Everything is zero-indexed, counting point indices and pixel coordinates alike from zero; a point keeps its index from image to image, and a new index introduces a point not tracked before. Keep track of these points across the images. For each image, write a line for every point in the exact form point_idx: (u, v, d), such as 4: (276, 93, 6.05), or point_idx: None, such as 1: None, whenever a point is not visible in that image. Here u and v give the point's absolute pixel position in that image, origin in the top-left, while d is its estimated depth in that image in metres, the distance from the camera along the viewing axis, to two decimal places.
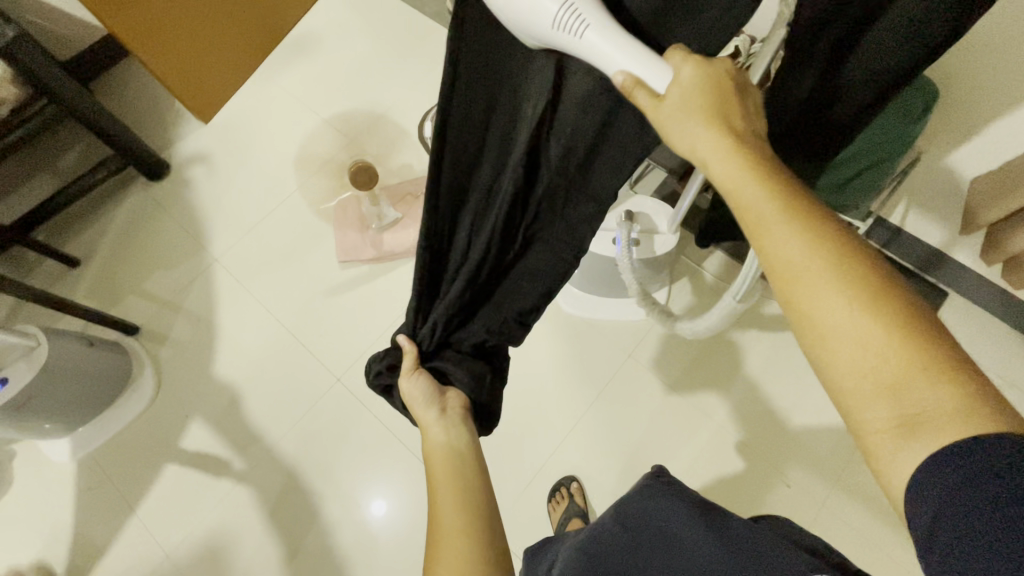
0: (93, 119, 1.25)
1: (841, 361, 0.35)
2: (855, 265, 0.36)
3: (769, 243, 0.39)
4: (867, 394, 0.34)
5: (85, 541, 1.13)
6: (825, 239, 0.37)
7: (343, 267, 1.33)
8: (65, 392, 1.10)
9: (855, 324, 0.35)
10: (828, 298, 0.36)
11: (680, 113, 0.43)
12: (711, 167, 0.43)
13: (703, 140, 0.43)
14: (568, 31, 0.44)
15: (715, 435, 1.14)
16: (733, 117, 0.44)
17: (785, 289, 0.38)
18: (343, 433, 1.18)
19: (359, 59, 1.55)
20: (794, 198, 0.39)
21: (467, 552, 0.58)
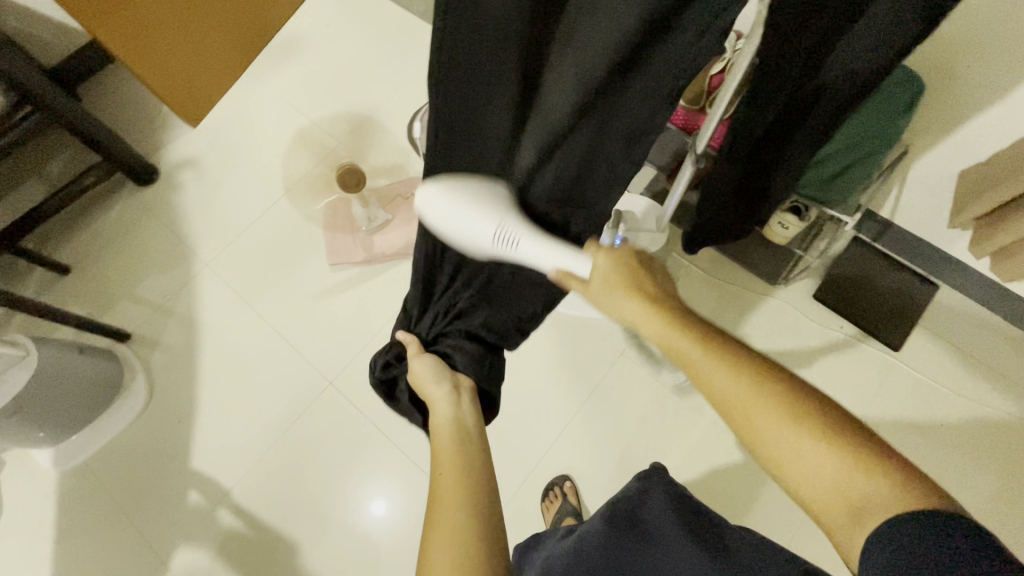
0: (79, 125, 1.25)
1: (791, 468, 0.45)
2: (774, 391, 0.47)
3: (708, 387, 0.50)
4: (820, 494, 0.44)
5: (80, 547, 1.13)
6: (750, 373, 0.49)
7: (333, 270, 1.32)
8: (57, 400, 1.10)
9: (793, 439, 0.45)
10: (765, 422, 0.47)
11: (613, 290, 0.56)
12: (643, 327, 0.55)
13: (626, 304, 0.56)
14: (504, 249, 0.58)
15: (707, 432, 1.14)
16: (645, 281, 0.57)
17: (731, 418, 0.49)
18: (338, 437, 1.18)
19: (347, 60, 1.55)
20: (713, 342, 0.51)
21: (464, 522, 0.54)
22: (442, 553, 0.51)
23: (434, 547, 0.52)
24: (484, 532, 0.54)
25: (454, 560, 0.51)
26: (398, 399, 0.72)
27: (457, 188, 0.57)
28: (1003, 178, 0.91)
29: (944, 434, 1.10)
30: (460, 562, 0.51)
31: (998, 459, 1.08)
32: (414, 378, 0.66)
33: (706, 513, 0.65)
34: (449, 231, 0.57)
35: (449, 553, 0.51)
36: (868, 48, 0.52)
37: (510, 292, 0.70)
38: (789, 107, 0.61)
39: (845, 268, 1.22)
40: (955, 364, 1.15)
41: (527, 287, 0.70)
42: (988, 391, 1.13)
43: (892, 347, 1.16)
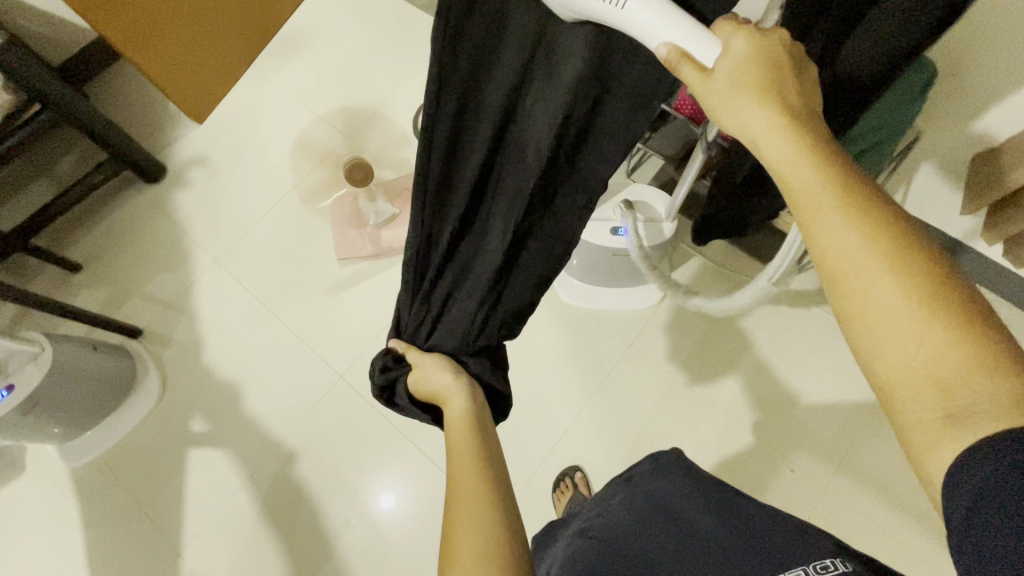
0: (86, 123, 1.25)
1: (890, 355, 0.33)
2: (914, 251, 0.33)
3: (822, 228, 0.36)
4: (917, 390, 0.32)
5: (97, 540, 1.15)
6: (884, 223, 0.34)
7: (342, 265, 1.33)
8: (72, 397, 1.11)
9: (909, 313, 0.32)
10: (881, 287, 0.33)
11: (733, 91, 0.39)
12: (759, 147, 0.39)
13: (751, 122, 0.39)
14: (604, 1, 0.41)
15: (718, 422, 1.14)
16: (791, 90, 0.39)
17: (830, 275, 0.36)
18: (351, 430, 1.19)
19: (353, 54, 1.54)
20: (851, 179, 0.36)
21: (490, 510, 0.54)
22: (469, 539, 0.52)
23: (459, 535, 0.52)
24: (506, 518, 0.54)
25: (479, 548, 0.51)
26: (396, 403, 0.73)
27: None
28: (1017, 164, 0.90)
29: None
30: (487, 543, 0.51)
31: None
32: (421, 375, 0.67)
33: (725, 490, 0.64)
34: None
35: (475, 540, 0.51)
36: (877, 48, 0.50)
37: (509, 298, 0.66)
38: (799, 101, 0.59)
39: None
40: None
41: (517, 289, 0.66)
42: None
43: None
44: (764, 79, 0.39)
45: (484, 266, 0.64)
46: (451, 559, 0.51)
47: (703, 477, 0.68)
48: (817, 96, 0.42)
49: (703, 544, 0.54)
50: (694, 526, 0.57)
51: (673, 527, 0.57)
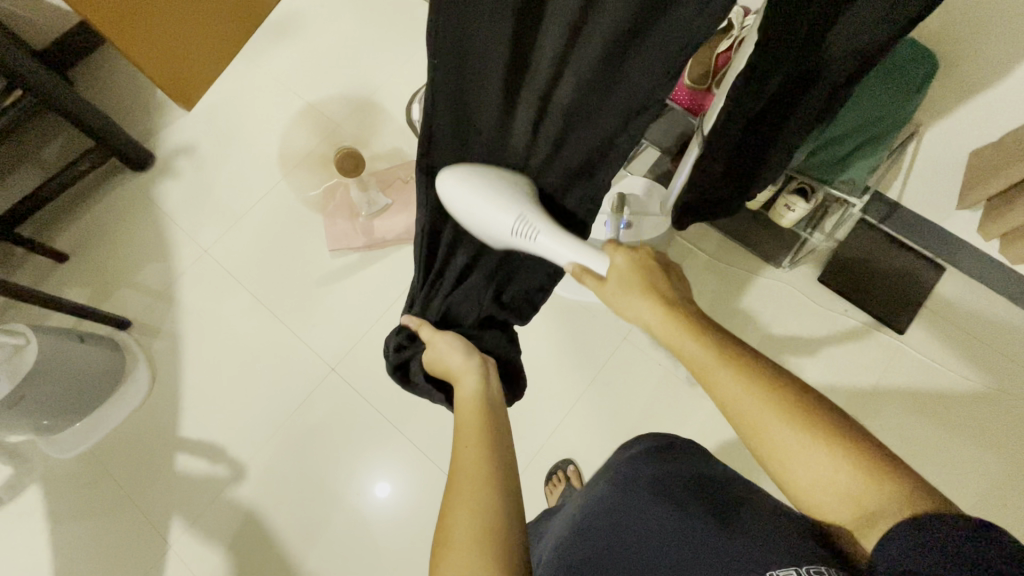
0: (72, 111, 1.22)
1: (800, 477, 0.45)
2: (780, 393, 0.47)
3: (715, 388, 0.50)
4: (828, 499, 0.44)
5: (88, 531, 1.14)
6: (757, 374, 0.48)
7: (334, 256, 1.31)
8: (59, 391, 1.09)
9: (798, 441, 0.45)
10: (773, 429, 0.46)
11: (625, 291, 0.58)
12: (654, 327, 0.56)
13: (642, 306, 0.57)
14: (522, 238, 0.61)
15: (710, 415, 1.14)
16: (661, 285, 0.58)
17: (735, 424, 0.49)
18: (344, 418, 1.19)
19: (343, 39, 1.51)
20: (727, 348, 0.51)
21: (489, 501, 0.51)
22: (469, 522, 0.49)
23: (454, 514, 0.50)
24: (504, 501, 0.52)
25: (475, 530, 0.49)
26: (410, 383, 0.74)
27: (468, 175, 0.60)
28: (1018, 156, 0.88)
29: (950, 417, 1.10)
30: (485, 533, 0.49)
31: (1001, 440, 1.08)
32: (435, 354, 0.68)
33: (715, 480, 0.59)
34: (471, 217, 0.60)
35: (469, 524, 0.49)
36: (866, 27, 0.51)
37: (522, 263, 0.72)
38: (791, 81, 0.57)
39: (851, 250, 1.21)
40: (959, 344, 1.14)
41: (535, 256, 0.71)
42: (992, 371, 1.12)
43: (898, 330, 1.15)
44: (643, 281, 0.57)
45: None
46: (443, 544, 0.49)
47: (690, 463, 0.62)
48: (681, 277, 0.62)
49: (685, 538, 0.49)
50: (670, 523, 0.51)
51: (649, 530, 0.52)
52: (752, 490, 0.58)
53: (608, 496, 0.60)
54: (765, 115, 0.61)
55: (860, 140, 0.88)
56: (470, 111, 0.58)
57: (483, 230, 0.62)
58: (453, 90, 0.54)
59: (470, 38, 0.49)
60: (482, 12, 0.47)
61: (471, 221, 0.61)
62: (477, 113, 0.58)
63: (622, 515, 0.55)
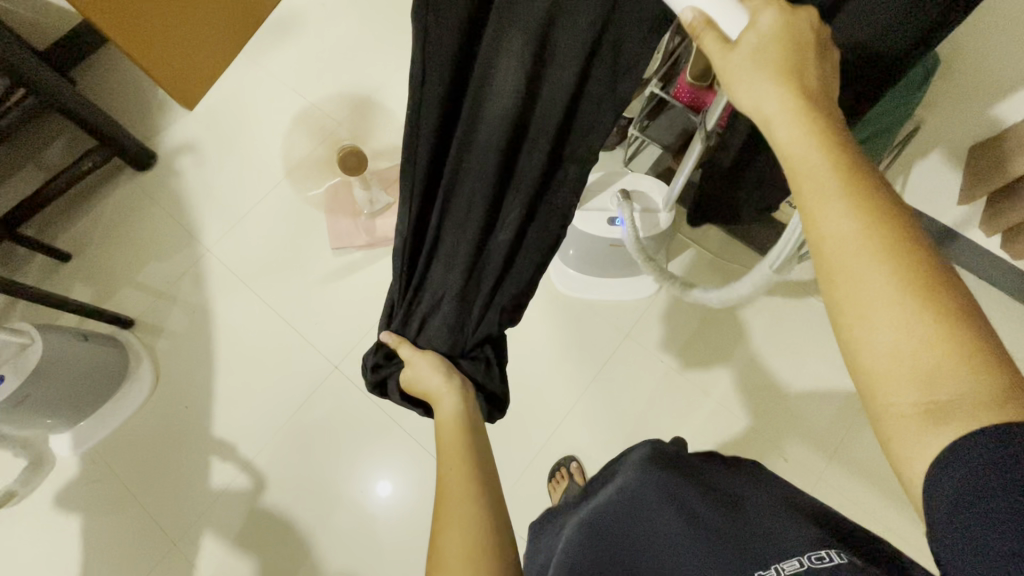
0: (76, 111, 1.23)
1: (874, 348, 0.33)
2: (915, 253, 0.33)
3: (820, 216, 0.35)
4: (899, 385, 0.32)
5: (90, 530, 1.15)
6: (882, 211, 0.34)
7: (336, 254, 1.32)
8: (64, 389, 1.10)
9: (896, 305, 0.32)
10: (871, 282, 0.33)
11: (750, 62, 0.37)
12: (766, 123, 0.38)
13: (767, 92, 0.37)
14: None
15: (712, 411, 1.14)
16: (809, 70, 0.38)
17: (826, 264, 0.35)
18: (345, 418, 1.19)
19: (344, 38, 1.52)
20: (856, 167, 0.35)
21: (477, 523, 0.54)
22: (459, 545, 0.52)
23: (446, 537, 0.53)
24: (492, 520, 0.55)
25: (468, 555, 0.51)
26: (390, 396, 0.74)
27: None
28: None
29: None
30: (475, 553, 0.52)
31: None
32: (413, 373, 0.67)
33: (720, 479, 0.60)
34: None
35: (462, 547, 0.52)
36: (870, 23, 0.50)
37: (506, 282, 0.65)
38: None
39: None
40: None
41: (519, 267, 0.65)
42: None
43: None
44: (784, 56, 0.37)
45: (475, 249, 0.63)
46: (438, 566, 0.52)
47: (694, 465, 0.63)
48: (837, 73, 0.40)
49: (686, 537, 0.50)
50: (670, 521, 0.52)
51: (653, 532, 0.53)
52: (756, 484, 0.59)
53: (614, 500, 0.60)
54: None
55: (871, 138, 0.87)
56: (457, 117, 0.55)
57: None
58: (433, 90, 0.52)
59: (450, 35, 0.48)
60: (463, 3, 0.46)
61: None
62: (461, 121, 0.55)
63: (626, 518, 0.56)
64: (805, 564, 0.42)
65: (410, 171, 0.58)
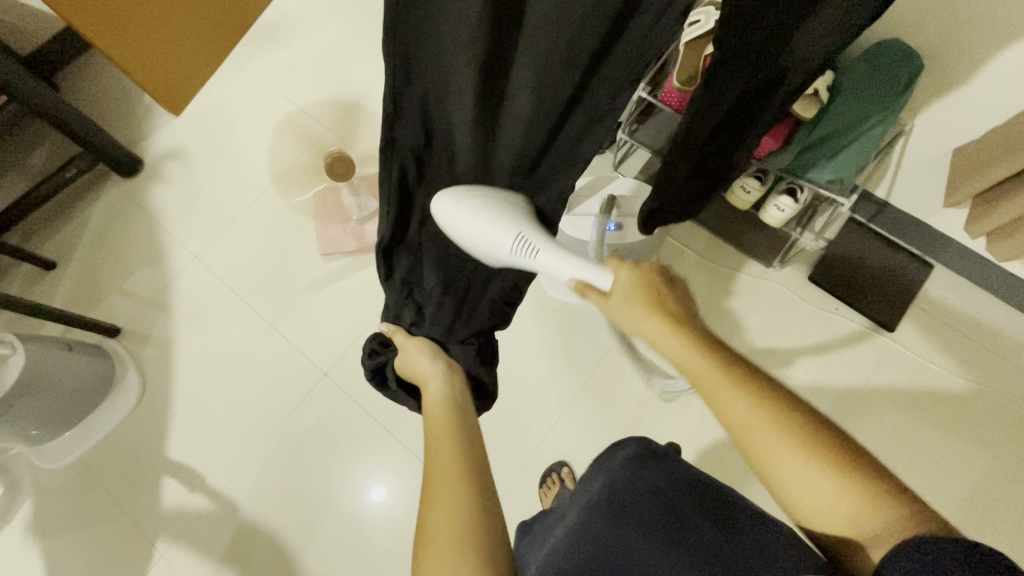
0: (60, 117, 1.21)
1: (806, 495, 0.48)
2: (793, 424, 0.49)
3: (727, 415, 0.51)
4: (829, 520, 0.48)
5: (77, 542, 1.13)
6: (766, 398, 0.50)
7: (324, 260, 1.31)
8: (48, 399, 1.08)
9: (806, 467, 0.48)
10: (780, 453, 0.49)
11: (626, 304, 0.58)
12: (659, 343, 0.56)
13: (645, 321, 0.56)
14: (520, 255, 0.63)
15: (703, 415, 1.14)
16: (668, 301, 0.57)
17: (741, 443, 0.51)
18: (336, 426, 1.18)
19: (332, 43, 1.51)
20: (731, 366, 0.52)
21: (465, 506, 0.51)
22: (447, 524, 0.50)
23: (433, 517, 0.51)
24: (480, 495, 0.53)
25: (453, 530, 0.49)
26: (388, 389, 0.74)
27: (463, 197, 0.63)
28: (1002, 153, 0.89)
29: (938, 413, 1.11)
30: (462, 534, 0.49)
31: (989, 435, 1.09)
32: (406, 359, 0.69)
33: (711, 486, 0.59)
34: (466, 237, 0.63)
35: (449, 528, 0.50)
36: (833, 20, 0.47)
37: (503, 270, 0.70)
38: (750, 84, 0.55)
39: (840, 249, 1.22)
40: (948, 341, 1.15)
41: (511, 259, 0.68)
42: (980, 366, 1.14)
43: (887, 328, 1.16)
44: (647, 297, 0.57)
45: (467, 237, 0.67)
46: (425, 549, 0.49)
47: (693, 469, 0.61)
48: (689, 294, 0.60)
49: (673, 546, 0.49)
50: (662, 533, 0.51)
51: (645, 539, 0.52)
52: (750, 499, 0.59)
53: (598, 506, 0.57)
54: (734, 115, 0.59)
55: (845, 140, 0.88)
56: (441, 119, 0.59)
57: (479, 248, 0.64)
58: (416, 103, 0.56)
59: (427, 63, 0.52)
60: (435, 35, 0.49)
61: (471, 241, 0.63)
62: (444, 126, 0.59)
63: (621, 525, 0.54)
64: None
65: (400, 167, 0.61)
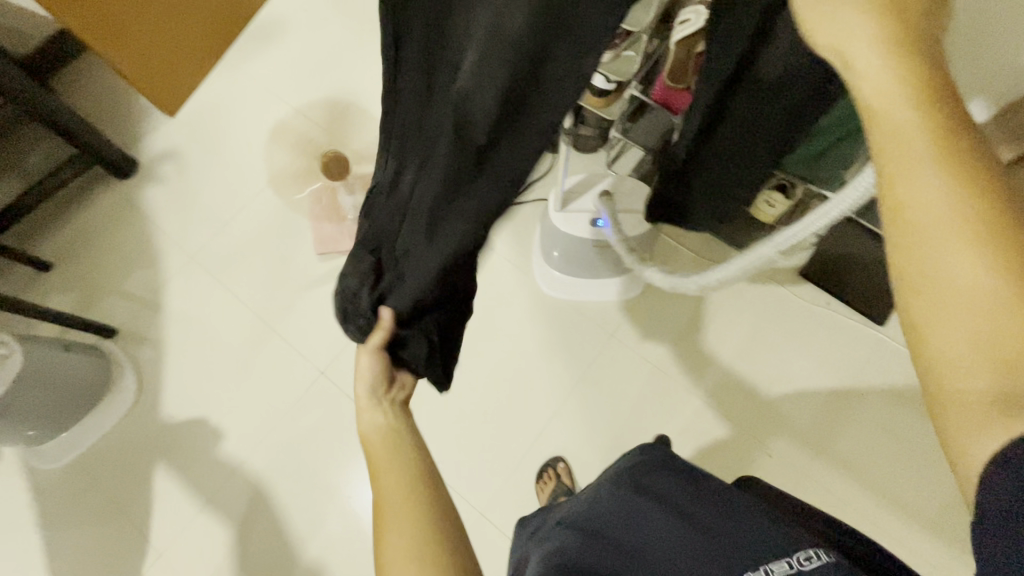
0: (54, 119, 1.21)
1: (945, 327, 0.31)
2: (1019, 248, 0.29)
3: (906, 189, 0.31)
4: (972, 370, 0.30)
5: (75, 542, 1.13)
6: (976, 184, 0.30)
7: (321, 259, 1.31)
8: (46, 400, 1.09)
9: (982, 287, 0.30)
10: (945, 252, 0.30)
11: (838, 3, 0.33)
12: (868, 64, 0.32)
13: (857, 37, 0.33)
14: None
15: (698, 409, 1.16)
16: (908, 23, 0.32)
17: (897, 232, 0.32)
18: (336, 425, 1.19)
19: (328, 44, 1.52)
20: (952, 128, 0.31)
21: (413, 527, 0.51)
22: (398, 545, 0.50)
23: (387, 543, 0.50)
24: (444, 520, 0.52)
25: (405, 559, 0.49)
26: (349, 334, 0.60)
27: None
28: None
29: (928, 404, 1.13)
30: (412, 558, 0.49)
31: None
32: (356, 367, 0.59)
33: (709, 479, 0.62)
34: None
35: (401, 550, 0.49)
36: None
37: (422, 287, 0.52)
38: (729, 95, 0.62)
39: None
40: None
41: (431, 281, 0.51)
42: None
43: (877, 321, 1.18)
44: (886, 5, 0.32)
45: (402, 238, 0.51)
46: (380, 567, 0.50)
47: (688, 464, 0.66)
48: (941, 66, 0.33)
49: (672, 538, 0.52)
50: (666, 522, 0.54)
51: (644, 523, 0.54)
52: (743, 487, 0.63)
53: (606, 499, 0.59)
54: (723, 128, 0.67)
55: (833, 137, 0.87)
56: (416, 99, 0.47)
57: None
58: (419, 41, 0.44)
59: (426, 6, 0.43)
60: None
61: None
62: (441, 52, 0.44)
63: (624, 512, 0.56)
64: (794, 565, 0.47)
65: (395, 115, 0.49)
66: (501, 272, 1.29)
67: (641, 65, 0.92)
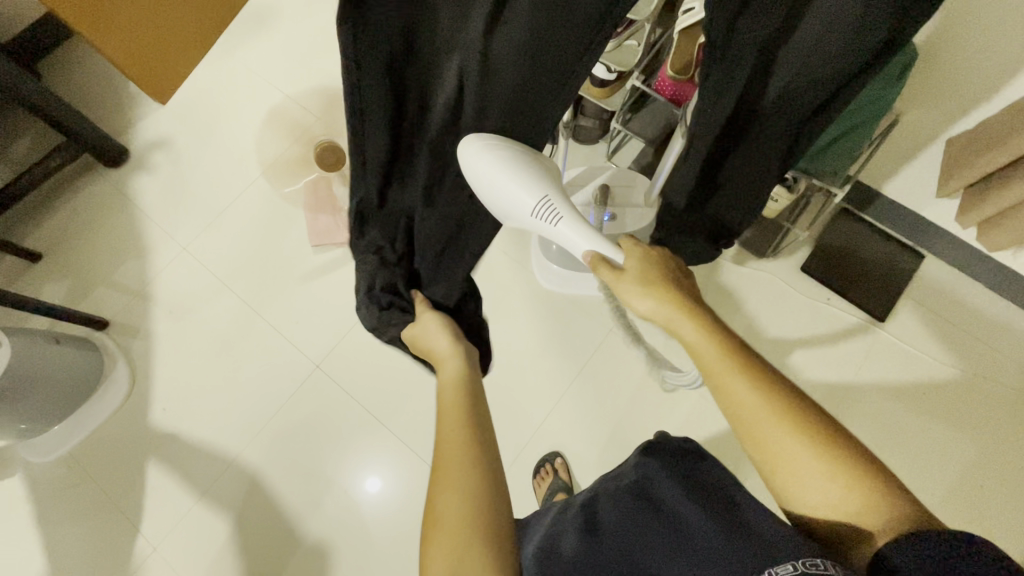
0: (41, 106, 1.18)
1: (803, 488, 0.47)
2: (810, 424, 0.49)
3: (727, 397, 0.52)
4: (829, 514, 0.46)
5: (68, 534, 1.13)
6: (771, 389, 0.50)
7: (315, 251, 1.29)
8: (34, 394, 1.07)
9: (811, 462, 0.47)
10: (779, 440, 0.49)
11: (637, 282, 0.59)
12: (666, 323, 0.58)
13: (652, 301, 0.58)
14: (544, 221, 0.61)
15: (696, 405, 1.15)
16: (671, 281, 0.60)
17: (742, 431, 0.51)
18: (330, 418, 1.17)
19: (323, 32, 1.49)
20: (738, 354, 0.53)
21: (468, 489, 0.53)
22: (454, 505, 0.51)
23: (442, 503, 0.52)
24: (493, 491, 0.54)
25: (463, 516, 0.50)
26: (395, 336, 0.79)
27: (496, 147, 0.56)
28: (994, 145, 0.89)
29: (929, 403, 1.12)
30: (468, 518, 0.50)
31: (975, 424, 1.10)
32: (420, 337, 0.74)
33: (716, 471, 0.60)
34: (494, 190, 0.57)
35: (459, 507, 0.51)
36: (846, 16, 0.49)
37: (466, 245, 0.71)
38: (736, 114, 0.61)
39: (833, 238, 1.23)
40: (940, 331, 1.16)
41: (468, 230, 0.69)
42: (968, 356, 1.14)
43: (877, 318, 1.17)
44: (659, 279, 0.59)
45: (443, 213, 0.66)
46: (430, 530, 0.51)
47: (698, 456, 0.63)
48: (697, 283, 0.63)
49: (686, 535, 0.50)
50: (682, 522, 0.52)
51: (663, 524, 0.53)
52: None
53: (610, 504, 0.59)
54: (727, 134, 0.64)
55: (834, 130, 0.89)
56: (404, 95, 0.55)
57: (502, 205, 0.60)
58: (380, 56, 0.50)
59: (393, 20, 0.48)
60: None
61: (496, 200, 0.59)
62: (415, 88, 0.55)
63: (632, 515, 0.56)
64: (799, 567, 0.42)
65: (360, 152, 0.58)
66: (497, 265, 1.27)
67: (642, 54, 0.91)
